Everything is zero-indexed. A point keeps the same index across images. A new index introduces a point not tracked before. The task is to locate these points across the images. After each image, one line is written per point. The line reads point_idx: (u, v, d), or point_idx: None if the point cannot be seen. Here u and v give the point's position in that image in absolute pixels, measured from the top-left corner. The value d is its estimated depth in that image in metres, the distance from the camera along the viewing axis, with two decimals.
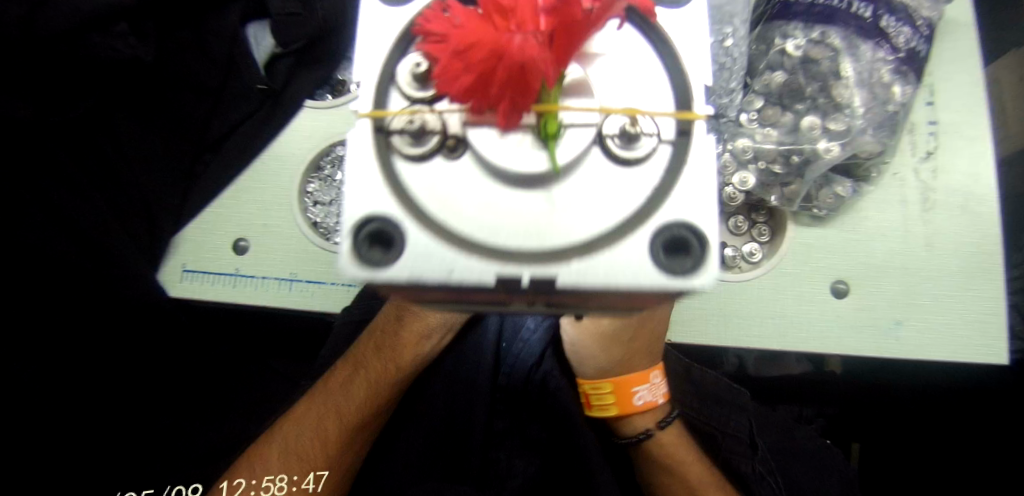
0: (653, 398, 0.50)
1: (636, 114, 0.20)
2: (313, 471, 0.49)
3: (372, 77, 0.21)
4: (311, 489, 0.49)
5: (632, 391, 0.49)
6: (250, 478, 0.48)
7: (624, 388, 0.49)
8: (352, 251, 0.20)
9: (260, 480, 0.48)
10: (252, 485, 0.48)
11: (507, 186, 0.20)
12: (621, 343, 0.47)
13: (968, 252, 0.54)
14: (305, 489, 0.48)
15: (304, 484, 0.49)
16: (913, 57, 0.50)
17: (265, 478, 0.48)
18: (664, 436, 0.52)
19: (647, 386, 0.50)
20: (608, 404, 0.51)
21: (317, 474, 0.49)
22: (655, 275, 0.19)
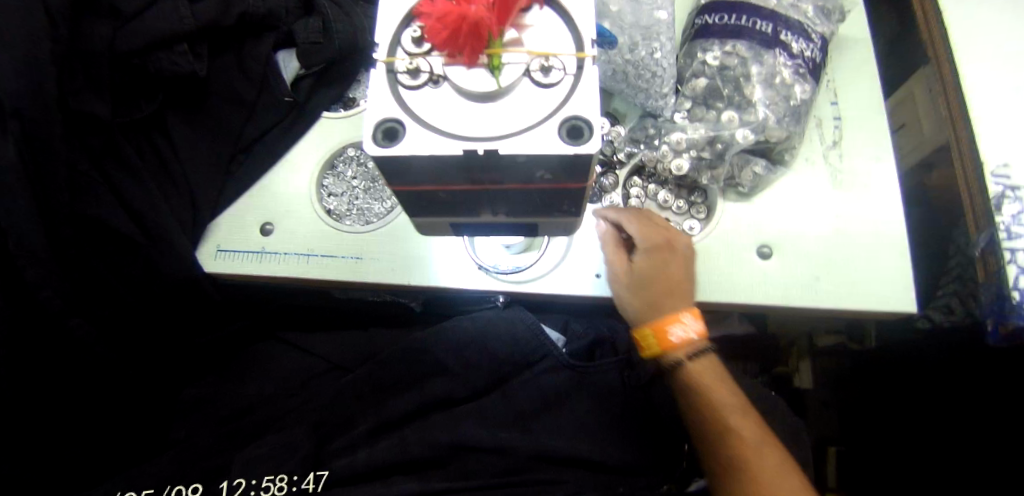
0: (688, 337, 0.53)
1: (549, 55, 0.32)
2: (313, 471, 0.52)
3: (385, 39, 0.33)
4: (311, 488, 0.51)
5: (666, 329, 0.53)
6: (250, 478, 0.50)
7: (659, 327, 0.53)
8: (371, 137, 0.30)
9: (260, 480, 0.50)
10: (252, 485, 0.50)
11: (471, 100, 0.32)
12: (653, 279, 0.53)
13: (873, 221, 0.65)
14: (305, 489, 0.51)
15: (304, 484, 0.51)
16: (809, 62, 0.63)
17: (265, 478, 0.51)
18: (696, 367, 0.54)
19: (681, 325, 0.53)
20: (646, 341, 0.54)
21: (317, 474, 0.52)
22: (563, 146, 0.30)
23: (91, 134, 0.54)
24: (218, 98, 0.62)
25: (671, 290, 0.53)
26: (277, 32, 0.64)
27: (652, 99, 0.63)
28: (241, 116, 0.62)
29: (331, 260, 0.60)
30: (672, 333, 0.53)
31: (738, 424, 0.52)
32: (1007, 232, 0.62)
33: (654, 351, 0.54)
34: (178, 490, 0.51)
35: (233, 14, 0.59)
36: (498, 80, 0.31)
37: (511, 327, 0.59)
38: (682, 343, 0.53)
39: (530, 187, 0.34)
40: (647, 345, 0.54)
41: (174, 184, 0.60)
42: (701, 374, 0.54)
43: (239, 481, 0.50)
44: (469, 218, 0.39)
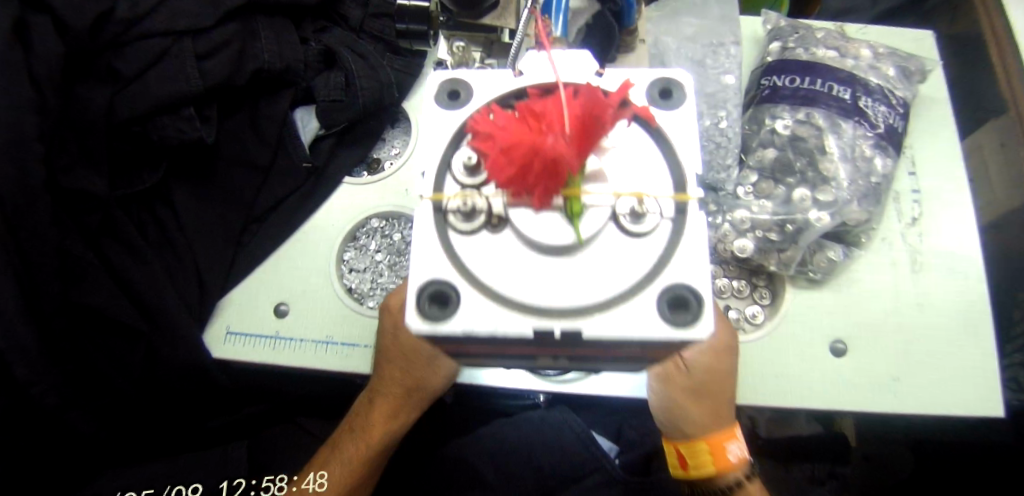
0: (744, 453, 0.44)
1: (643, 196, 0.25)
2: (315, 472, 0.49)
3: (433, 167, 0.26)
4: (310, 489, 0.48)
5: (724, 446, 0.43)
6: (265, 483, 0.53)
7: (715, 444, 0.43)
8: (418, 310, 0.24)
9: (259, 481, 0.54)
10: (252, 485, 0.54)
11: (541, 254, 0.25)
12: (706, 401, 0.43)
13: (960, 311, 0.57)
14: (304, 489, 0.48)
15: (304, 484, 0.48)
16: (890, 133, 0.55)
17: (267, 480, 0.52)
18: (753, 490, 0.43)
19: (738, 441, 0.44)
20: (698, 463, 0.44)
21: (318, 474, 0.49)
22: (663, 327, 0.23)
23: (85, 212, 0.50)
24: (231, 164, 0.56)
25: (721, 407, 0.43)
26: (296, 87, 0.58)
27: (714, 172, 0.51)
28: (253, 183, 0.57)
29: (351, 349, 0.53)
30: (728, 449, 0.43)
31: None
32: None
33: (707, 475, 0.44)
34: (178, 490, 0.52)
35: (246, 72, 0.54)
36: (578, 231, 0.24)
37: (556, 433, 0.55)
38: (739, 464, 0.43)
39: (611, 352, 0.27)
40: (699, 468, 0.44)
41: (178, 261, 0.54)
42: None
43: (239, 481, 0.53)
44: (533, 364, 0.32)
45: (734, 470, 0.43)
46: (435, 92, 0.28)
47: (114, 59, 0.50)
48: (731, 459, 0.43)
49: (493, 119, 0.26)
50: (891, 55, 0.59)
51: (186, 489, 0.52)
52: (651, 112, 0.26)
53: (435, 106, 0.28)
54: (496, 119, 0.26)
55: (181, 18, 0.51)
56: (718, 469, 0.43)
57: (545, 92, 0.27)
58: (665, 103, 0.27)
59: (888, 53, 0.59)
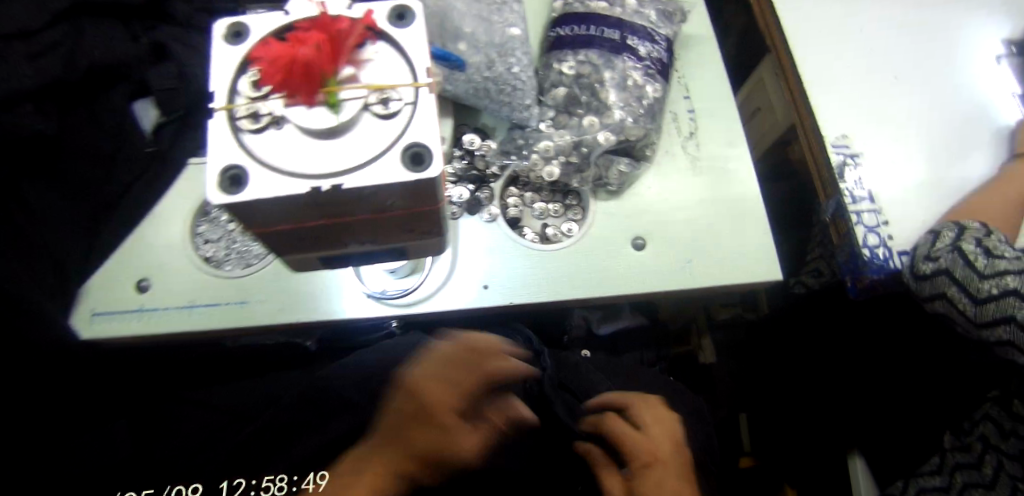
0: None
1: (386, 89, 0.34)
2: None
3: (224, 84, 0.34)
4: (310, 490, 0.45)
5: None
6: (251, 479, 0.47)
7: None
8: (215, 186, 0.31)
9: (260, 480, 0.47)
10: (252, 485, 0.47)
11: (315, 138, 0.33)
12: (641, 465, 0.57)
13: (737, 200, 0.71)
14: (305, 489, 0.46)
15: (304, 484, 0.46)
16: (656, 62, 0.68)
17: (265, 478, 0.47)
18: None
19: None
20: None
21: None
22: (405, 174, 0.31)
23: None
24: (77, 155, 0.59)
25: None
26: (131, 83, 0.62)
27: (517, 111, 0.65)
28: (101, 173, 0.60)
29: (216, 308, 0.58)
30: None
31: None
32: (853, 197, 0.75)
33: None
34: (177, 491, 0.47)
35: (81, 68, 0.58)
36: (336, 116, 0.32)
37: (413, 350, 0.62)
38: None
39: (391, 218, 0.35)
40: None
41: (30, 251, 0.55)
42: None
43: (239, 481, 0.47)
44: (341, 252, 0.39)
45: None
46: (220, 32, 0.35)
47: None
48: None
49: (267, 46, 0.34)
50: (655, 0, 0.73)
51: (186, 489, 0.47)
52: (373, 21, 0.35)
53: (222, 44, 0.35)
54: (269, 46, 0.34)
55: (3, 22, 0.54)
56: None
57: (310, 23, 0.35)
58: (403, 23, 0.35)
59: None
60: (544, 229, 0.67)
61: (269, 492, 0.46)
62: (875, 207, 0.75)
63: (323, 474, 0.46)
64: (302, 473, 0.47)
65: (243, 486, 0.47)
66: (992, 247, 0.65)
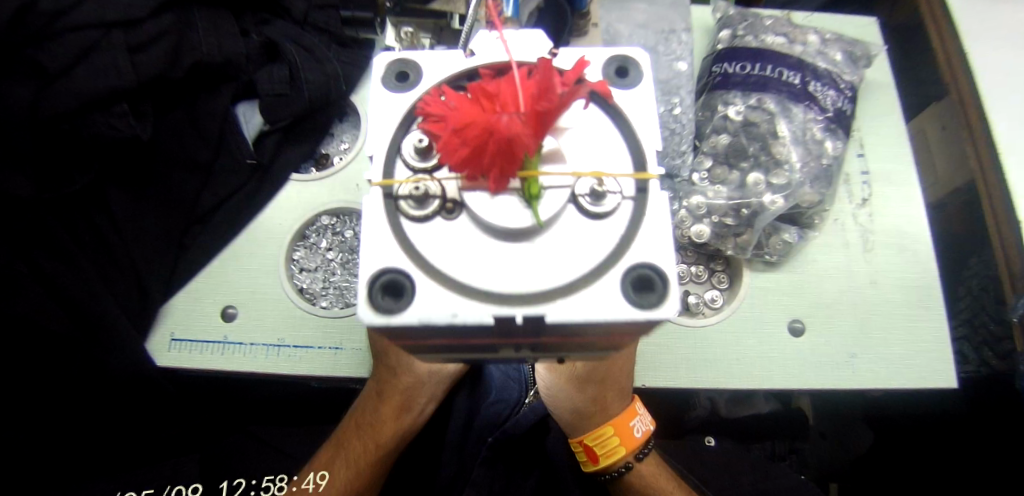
0: (647, 426, 0.50)
1: (602, 176, 0.24)
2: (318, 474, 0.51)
3: (382, 151, 0.25)
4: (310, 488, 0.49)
5: (630, 425, 0.48)
6: (251, 479, 0.53)
7: (623, 426, 0.48)
8: (369, 301, 0.22)
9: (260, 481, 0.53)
10: (252, 485, 0.52)
11: (498, 239, 0.24)
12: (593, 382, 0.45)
13: (909, 289, 0.59)
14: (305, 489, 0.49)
15: (304, 484, 0.49)
16: (839, 116, 0.58)
17: (265, 478, 0.53)
18: (644, 470, 0.50)
19: (639, 417, 0.49)
20: (614, 449, 0.48)
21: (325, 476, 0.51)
22: (629, 309, 0.22)
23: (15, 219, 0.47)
24: (172, 161, 0.54)
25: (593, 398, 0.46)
26: (235, 82, 0.55)
27: (669, 157, 0.58)
28: (196, 183, 0.54)
29: (305, 352, 0.52)
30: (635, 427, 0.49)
31: (600, 410, 0.47)
32: None
33: (620, 454, 0.49)
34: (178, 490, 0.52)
35: (184, 66, 0.52)
36: (535, 214, 0.23)
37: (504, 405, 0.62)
38: (643, 439, 0.49)
39: (575, 341, 0.26)
40: (612, 450, 0.48)
41: (118, 267, 0.52)
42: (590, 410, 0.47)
43: (239, 481, 0.52)
44: (482, 357, 0.32)
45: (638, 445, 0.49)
46: (383, 73, 0.27)
47: (36, 52, 0.46)
48: (636, 434, 0.49)
49: (444, 100, 0.25)
50: (839, 41, 0.64)
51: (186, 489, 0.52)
52: (607, 88, 0.25)
53: (383, 89, 0.26)
54: (448, 101, 0.25)
55: (111, 10, 0.48)
56: (626, 447, 0.48)
57: (498, 71, 0.26)
58: (624, 81, 0.26)
59: (835, 39, 0.63)
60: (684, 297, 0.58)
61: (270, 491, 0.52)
62: None
63: (323, 474, 0.50)
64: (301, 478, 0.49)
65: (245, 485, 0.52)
66: None
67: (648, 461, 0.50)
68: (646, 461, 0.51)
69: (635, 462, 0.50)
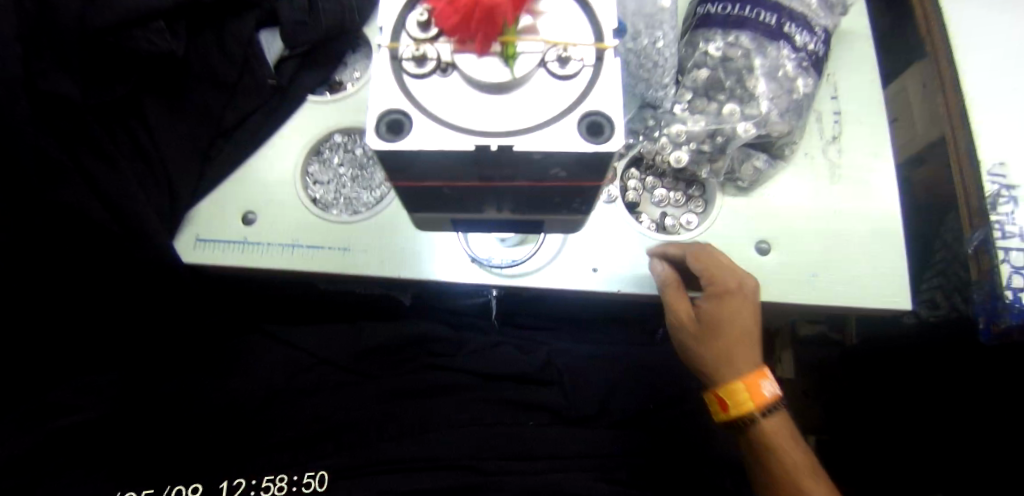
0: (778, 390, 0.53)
1: (567, 45, 0.30)
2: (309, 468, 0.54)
3: (389, 22, 0.30)
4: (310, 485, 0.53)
5: (761, 384, 0.52)
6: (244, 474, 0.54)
7: (754, 383, 0.52)
8: (374, 128, 0.28)
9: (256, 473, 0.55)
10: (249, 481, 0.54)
11: (483, 90, 0.30)
12: (715, 331, 0.52)
13: (870, 218, 0.65)
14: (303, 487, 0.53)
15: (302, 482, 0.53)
16: (812, 56, 0.63)
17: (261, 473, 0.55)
18: (770, 426, 0.52)
19: (769, 381, 0.53)
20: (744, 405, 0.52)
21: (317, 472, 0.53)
22: (580, 143, 0.28)
23: (59, 117, 0.52)
24: (199, 78, 0.59)
25: (731, 342, 0.52)
26: (259, 10, 0.60)
27: (653, 89, 0.62)
28: (222, 99, 0.60)
29: (317, 252, 0.58)
30: (763, 387, 0.53)
31: (740, 359, 0.52)
32: (1003, 231, 0.65)
33: (747, 409, 0.52)
34: (179, 490, 0.53)
35: None
36: (512, 69, 0.29)
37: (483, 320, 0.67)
38: (773, 398, 0.52)
39: (542, 190, 0.33)
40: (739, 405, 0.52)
41: (149, 171, 0.57)
42: (719, 365, 0.53)
43: (239, 481, 0.53)
44: (469, 224, 0.39)
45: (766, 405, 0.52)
46: None
47: None
48: (765, 395, 0.52)
49: None
50: None
51: (186, 489, 0.52)
52: None
53: None
54: None
55: None
56: (754, 402, 0.52)
57: None
58: None
59: None
60: (662, 218, 0.64)
61: (270, 491, 0.53)
62: None
63: (323, 475, 0.54)
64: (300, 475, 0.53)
65: (245, 485, 0.53)
66: None
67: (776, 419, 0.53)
68: (773, 419, 0.53)
69: (762, 419, 0.52)
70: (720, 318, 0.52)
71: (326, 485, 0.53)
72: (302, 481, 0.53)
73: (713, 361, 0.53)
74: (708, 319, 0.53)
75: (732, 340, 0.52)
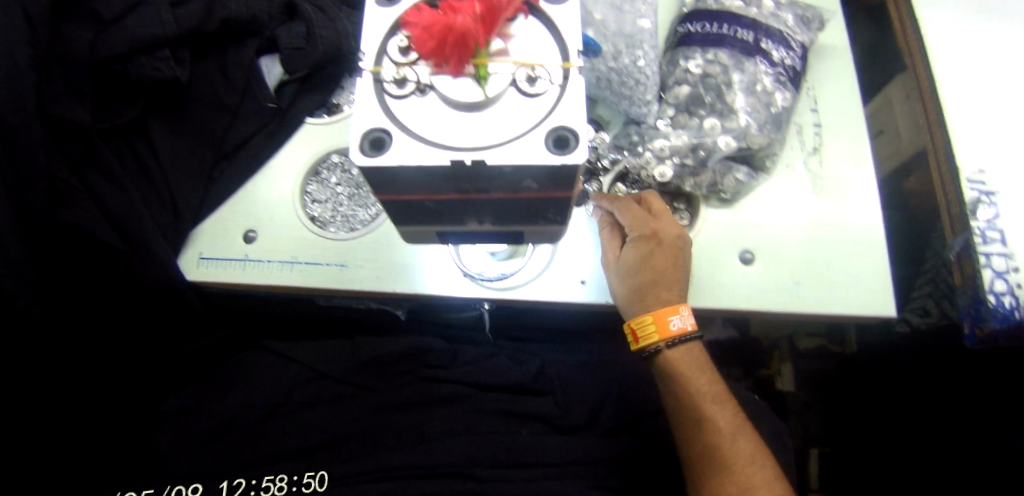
0: (685, 325, 0.56)
1: (534, 65, 0.32)
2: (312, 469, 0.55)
3: (372, 49, 0.33)
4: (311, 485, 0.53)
5: (666, 319, 0.55)
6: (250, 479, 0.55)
7: (661, 318, 0.55)
8: (358, 145, 0.30)
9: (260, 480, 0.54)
10: (253, 485, 0.54)
11: (460, 110, 0.32)
12: (632, 270, 0.56)
13: (852, 227, 0.66)
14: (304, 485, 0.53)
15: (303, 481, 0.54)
16: (789, 71, 0.65)
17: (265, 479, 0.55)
18: (672, 355, 0.57)
19: (680, 316, 0.56)
20: (649, 335, 0.56)
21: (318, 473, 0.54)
22: (547, 155, 0.30)
23: (68, 140, 0.54)
24: (203, 103, 0.62)
25: (645, 280, 0.55)
26: (261, 37, 0.64)
27: (636, 106, 0.63)
28: (224, 122, 0.62)
29: (315, 268, 0.60)
30: (671, 321, 0.56)
31: (656, 297, 0.55)
32: (983, 237, 0.67)
33: (654, 339, 0.56)
34: (178, 490, 0.54)
35: (216, 20, 0.59)
36: (484, 89, 0.31)
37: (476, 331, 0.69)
38: (679, 332, 0.56)
39: (518, 201, 0.35)
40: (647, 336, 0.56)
41: (155, 192, 0.59)
42: (636, 302, 0.56)
43: (240, 481, 0.54)
44: (455, 237, 0.41)
45: (672, 337, 0.56)
46: None
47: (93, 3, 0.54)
48: (672, 329, 0.55)
49: (416, 9, 0.33)
50: (792, 6, 0.70)
51: (186, 489, 0.54)
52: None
53: (373, 5, 0.35)
54: (420, 9, 0.33)
55: None
56: (661, 335, 0.56)
57: None
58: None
59: (788, 4, 0.70)
60: None
61: (270, 491, 0.54)
62: (1009, 251, 0.66)
63: (323, 475, 0.54)
64: (301, 474, 0.54)
65: (244, 485, 0.54)
66: (1018, 282, 0.65)
67: (684, 349, 0.57)
68: (676, 350, 0.57)
69: (665, 348, 0.57)
70: (639, 261, 0.55)
71: (325, 484, 0.54)
72: (302, 481, 0.54)
73: (629, 298, 0.56)
74: (627, 260, 0.57)
75: (648, 280, 0.55)
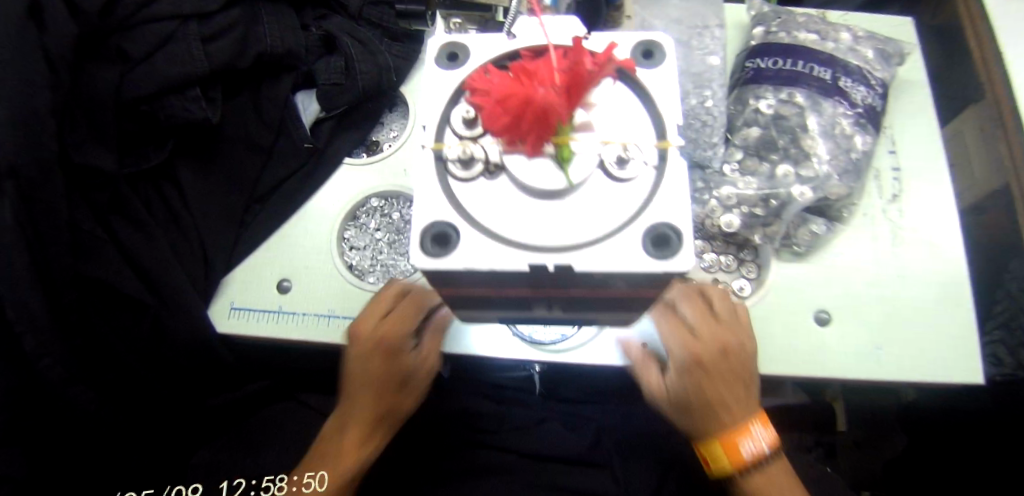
0: (760, 448, 0.49)
1: (627, 144, 0.27)
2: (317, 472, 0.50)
3: (433, 121, 0.28)
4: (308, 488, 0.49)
5: (738, 444, 0.48)
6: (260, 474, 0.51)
7: (730, 443, 0.48)
8: (419, 244, 0.26)
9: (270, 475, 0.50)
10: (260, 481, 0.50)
11: (537, 198, 0.27)
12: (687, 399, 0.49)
13: (937, 284, 0.59)
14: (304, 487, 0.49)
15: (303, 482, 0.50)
16: (870, 112, 0.59)
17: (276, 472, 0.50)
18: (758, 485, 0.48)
19: (751, 438, 0.49)
20: (719, 460, 0.50)
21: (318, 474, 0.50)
22: (647, 259, 0.25)
23: (93, 188, 0.51)
24: (234, 144, 0.58)
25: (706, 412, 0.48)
26: (297, 73, 0.60)
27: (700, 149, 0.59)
28: (257, 164, 0.59)
29: (352, 322, 0.56)
30: (743, 445, 0.49)
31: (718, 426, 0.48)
32: None
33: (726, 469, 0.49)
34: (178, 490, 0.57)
35: (250, 56, 0.56)
36: (567, 175, 0.26)
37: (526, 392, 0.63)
38: (755, 456, 0.48)
39: (600, 296, 0.30)
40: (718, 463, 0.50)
41: (183, 239, 0.56)
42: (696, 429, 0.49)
43: (239, 481, 0.56)
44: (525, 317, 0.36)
45: (748, 465, 0.49)
46: (435, 54, 0.30)
47: (121, 41, 0.50)
48: (745, 454, 0.49)
49: (488, 76, 0.28)
50: (871, 39, 0.64)
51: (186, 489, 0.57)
52: (633, 65, 0.28)
53: (434, 67, 0.30)
54: (492, 76, 0.28)
55: (185, 3, 0.52)
56: (733, 463, 0.49)
57: (538, 53, 0.30)
58: (650, 62, 0.29)
59: (867, 37, 0.64)
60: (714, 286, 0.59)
61: (269, 490, 0.55)
62: None
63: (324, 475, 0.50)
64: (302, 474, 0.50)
65: (244, 485, 0.56)
66: None
67: (769, 476, 0.48)
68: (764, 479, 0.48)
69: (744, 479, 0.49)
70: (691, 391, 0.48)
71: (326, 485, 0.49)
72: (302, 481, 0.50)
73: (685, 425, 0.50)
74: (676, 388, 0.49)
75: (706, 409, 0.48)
